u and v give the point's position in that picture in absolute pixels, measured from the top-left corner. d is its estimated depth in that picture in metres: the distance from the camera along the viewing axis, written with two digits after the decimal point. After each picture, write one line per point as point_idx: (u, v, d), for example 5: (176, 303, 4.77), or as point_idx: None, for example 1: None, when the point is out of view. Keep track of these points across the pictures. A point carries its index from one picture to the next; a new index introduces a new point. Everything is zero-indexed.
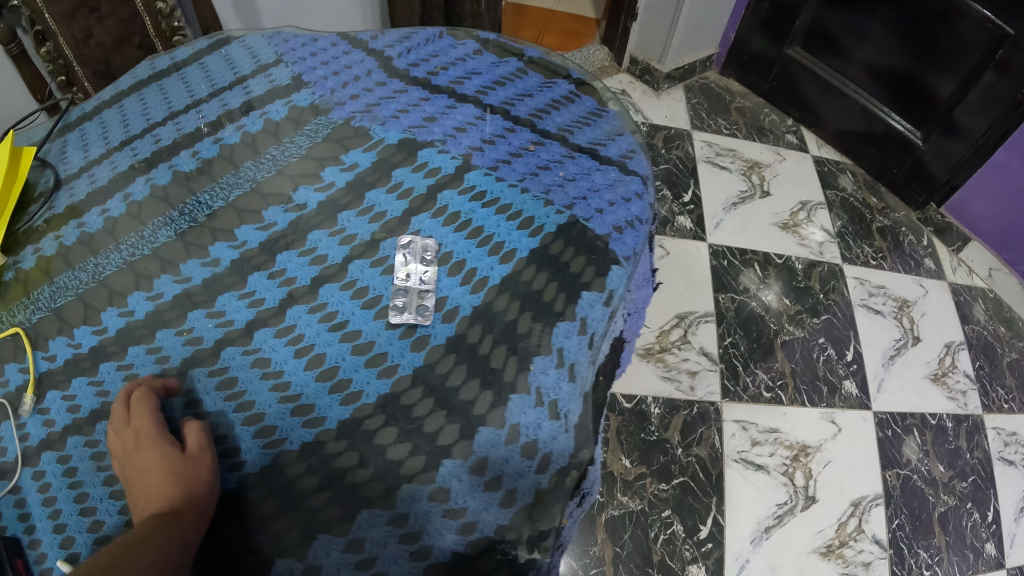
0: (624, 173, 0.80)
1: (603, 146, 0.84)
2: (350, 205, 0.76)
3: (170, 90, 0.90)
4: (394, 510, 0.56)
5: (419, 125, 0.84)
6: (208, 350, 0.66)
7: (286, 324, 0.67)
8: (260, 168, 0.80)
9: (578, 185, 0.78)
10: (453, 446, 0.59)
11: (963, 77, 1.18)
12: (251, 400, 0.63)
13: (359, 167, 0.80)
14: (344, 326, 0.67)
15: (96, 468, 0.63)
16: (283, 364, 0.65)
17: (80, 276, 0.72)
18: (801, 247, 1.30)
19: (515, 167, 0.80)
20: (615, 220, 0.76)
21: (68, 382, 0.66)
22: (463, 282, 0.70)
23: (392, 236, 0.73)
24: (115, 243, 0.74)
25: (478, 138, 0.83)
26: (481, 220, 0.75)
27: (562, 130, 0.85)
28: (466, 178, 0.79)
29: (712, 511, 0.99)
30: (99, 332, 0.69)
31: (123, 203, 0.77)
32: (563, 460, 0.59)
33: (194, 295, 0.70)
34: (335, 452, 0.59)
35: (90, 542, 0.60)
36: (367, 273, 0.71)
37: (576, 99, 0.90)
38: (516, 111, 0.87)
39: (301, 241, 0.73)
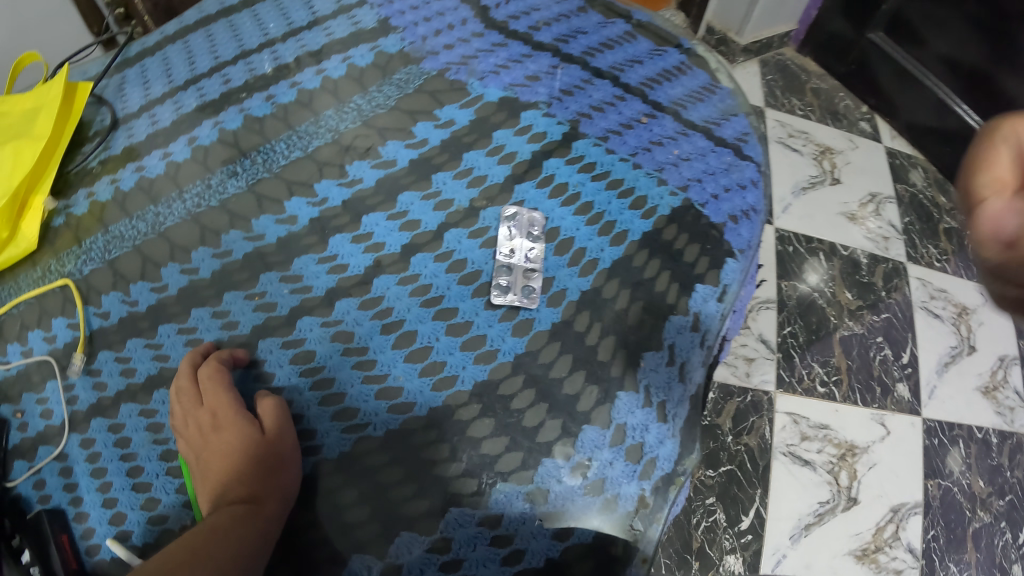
0: (740, 158, 0.75)
1: (717, 125, 0.78)
2: (444, 166, 0.71)
3: (240, 27, 0.83)
4: (486, 510, 0.52)
5: (521, 83, 0.78)
6: (282, 318, 0.62)
7: (373, 295, 0.62)
8: (343, 118, 0.74)
9: (693, 166, 0.73)
10: (554, 443, 0.55)
11: None
12: (329, 378, 0.58)
13: (457, 125, 0.74)
14: (437, 303, 0.62)
15: (152, 441, 0.58)
16: (367, 340, 0.60)
17: (138, 227, 0.67)
18: (867, 241, 1.26)
19: (627, 140, 0.75)
20: (731, 208, 0.71)
21: (123, 343, 0.61)
22: (571, 263, 0.65)
23: (493, 204, 0.69)
24: (178, 192, 0.69)
25: (586, 105, 0.78)
26: (590, 196, 0.70)
27: (674, 104, 0.80)
28: (574, 148, 0.74)
29: (755, 503, 0.98)
30: (157, 290, 0.64)
31: (187, 146, 0.72)
32: (667, 467, 0.56)
33: (268, 255, 0.65)
34: (423, 442, 0.55)
35: (144, 521, 0.56)
36: (465, 244, 0.66)
37: (688, 71, 0.84)
38: (626, 78, 0.82)
39: (390, 202, 0.68)
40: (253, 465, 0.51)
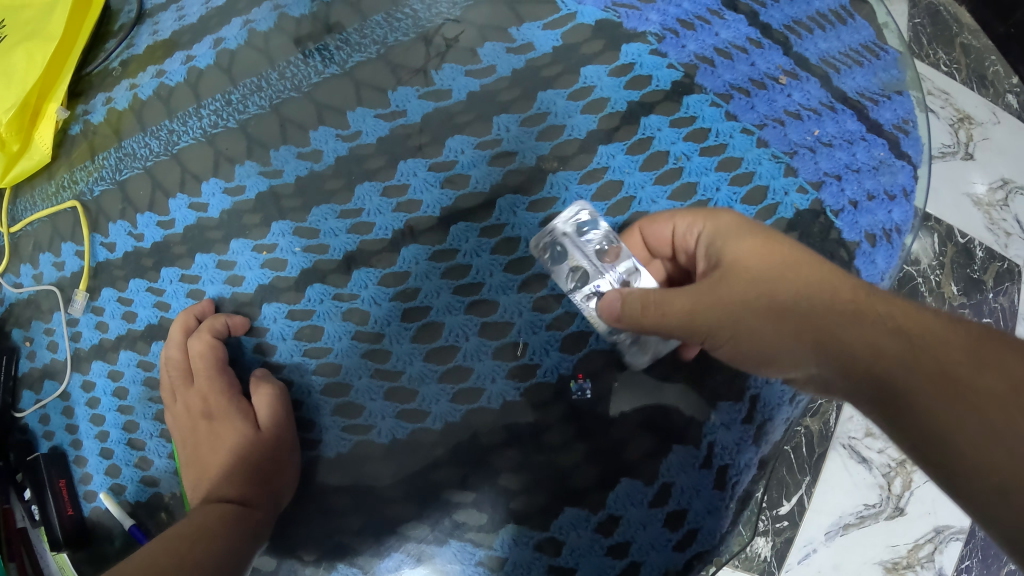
0: (894, 155, 0.57)
1: (874, 103, 0.58)
2: (512, 107, 0.57)
3: None
4: (490, 549, 0.49)
5: (628, 3, 0.59)
6: (291, 282, 0.55)
7: (398, 270, 0.54)
8: (394, 27, 0.60)
9: (834, 157, 0.56)
10: (586, 493, 0.49)
11: None
12: (336, 364, 0.53)
13: (534, 52, 0.58)
14: (473, 292, 0.54)
15: (148, 398, 0.55)
16: (383, 326, 0.53)
17: (151, 144, 0.59)
18: (988, 232, 0.77)
19: (754, 103, 0.57)
20: (870, 223, 0.55)
21: (126, 282, 0.57)
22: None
23: (566, 167, 0.56)
24: (197, 105, 0.60)
25: (710, 45, 0.58)
26: (695, 176, 0.56)
27: (823, 64, 0.58)
28: (685, 104, 0.57)
29: (802, 490, 0.65)
30: (164, 225, 0.57)
31: (213, 50, 0.61)
32: (708, 542, 0.50)
33: (283, 199, 0.57)
34: (433, 462, 0.51)
35: (137, 480, 0.54)
36: (523, 218, 0.55)
37: (849, 20, 0.60)
38: (767, 17, 0.59)
39: (435, 150, 0.57)
40: (247, 457, 0.48)
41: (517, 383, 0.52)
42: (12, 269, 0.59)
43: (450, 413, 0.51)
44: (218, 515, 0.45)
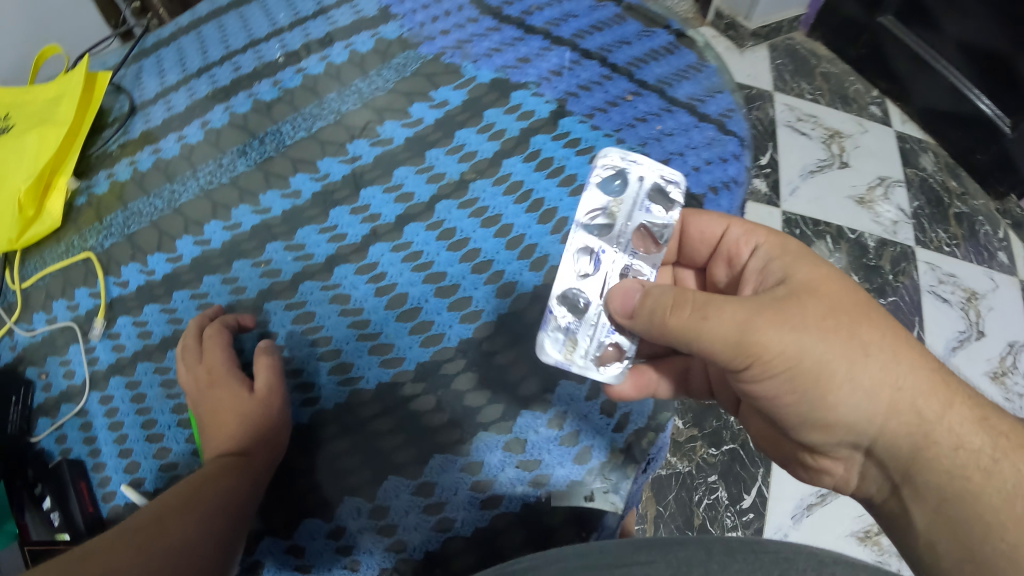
0: (723, 133, 0.73)
1: (702, 102, 0.75)
2: (439, 143, 0.69)
3: (229, 27, 0.78)
4: (467, 458, 0.56)
5: (512, 64, 0.73)
6: (286, 283, 0.64)
7: (368, 261, 0.64)
8: (345, 100, 0.71)
9: (675, 141, 0.71)
10: (533, 397, 0.58)
11: None
12: (328, 336, 0.62)
13: (449, 106, 0.70)
14: (428, 267, 0.63)
15: (165, 395, 0.62)
16: (362, 301, 0.62)
17: (155, 204, 0.68)
18: (874, 226, 1.03)
19: (612, 116, 0.72)
20: (711, 179, 0.69)
21: (141, 309, 0.65)
22: (554, 231, 0.64)
23: (483, 176, 0.67)
24: (192, 170, 0.69)
25: (574, 84, 0.73)
26: (575, 169, 0.67)
27: (660, 83, 0.76)
28: (561, 124, 0.70)
29: (757, 482, 0.96)
30: (173, 260, 0.66)
31: (201, 129, 0.71)
32: (640, 420, 0.60)
33: (274, 227, 0.66)
34: (412, 395, 0.59)
35: (156, 469, 0.59)
36: (455, 215, 0.66)
37: (675, 51, 0.79)
38: (613, 58, 0.76)
39: (387, 175, 0.67)
40: (253, 417, 0.55)
41: (479, 333, 0.61)
42: (24, 319, 0.65)
43: (430, 366, 0.59)
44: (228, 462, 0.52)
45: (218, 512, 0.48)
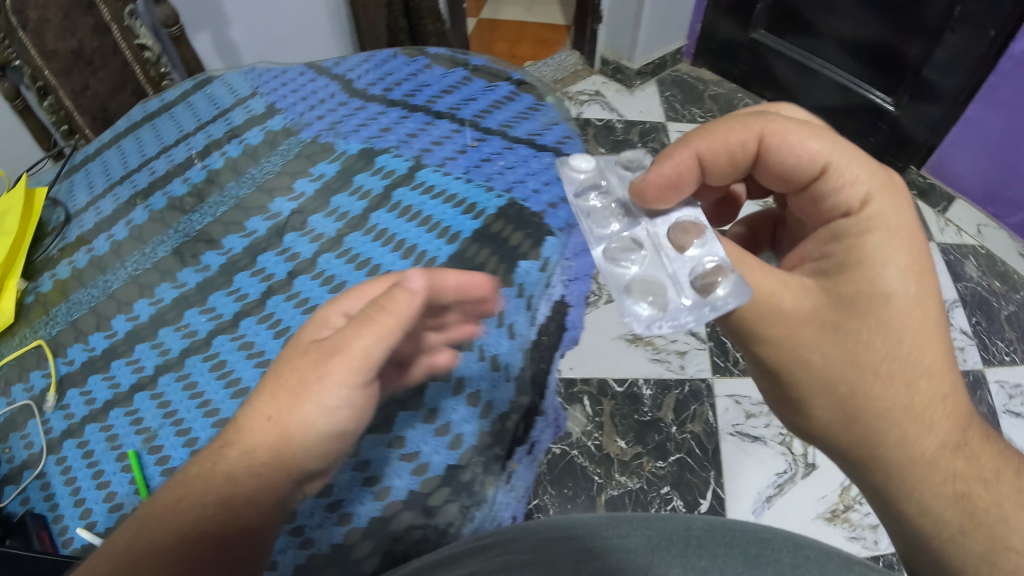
0: (559, 156, 0.75)
1: (540, 135, 0.77)
2: (316, 210, 0.76)
3: (144, 138, 0.88)
4: (358, 457, 0.54)
5: (376, 135, 0.80)
6: (202, 339, 0.68)
7: (266, 312, 0.69)
8: (242, 186, 0.80)
9: (516, 171, 0.74)
10: (408, 399, 0.57)
11: (926, 35, 1.13)
12: (237, 378, 0.65)
13: (326, 177, 0.78)
14: (312, 307, 0.68)
15: (110, 447, 0.62)
16: (263, 343, 0.67)
17: (92, 292, 0.75)
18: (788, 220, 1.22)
19: (459, 162, 0.76)
20: (550, 197, 0.71)
21: (85, 380, 0.68)
22: (406, 257, 0.69)
23: (354, 230, 0.73)
24: (121, 261, 0.77)
25: (428, 142, 0.78)
26: (428, 209, 0.72)
27: (504, 127, 0.79)
28: (417, 177, 0.75)
29: (711, 486, 0.96)
30: (109, 336, 0.71)
31: (126, 227, 0.80)
32: (505, 407, 0.60)
33: (191, 296, 0.72)
34: None
35: (107, 511, 0.59)
36: (334, 264, 0.71)
37: (516, 97, 0.82)
38: (462, 114, 0.81)
39: (277, 242, 0.74)
40: (286, 411, 0.45)
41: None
42: None
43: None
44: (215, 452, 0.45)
45: (181, 537, 0.41)
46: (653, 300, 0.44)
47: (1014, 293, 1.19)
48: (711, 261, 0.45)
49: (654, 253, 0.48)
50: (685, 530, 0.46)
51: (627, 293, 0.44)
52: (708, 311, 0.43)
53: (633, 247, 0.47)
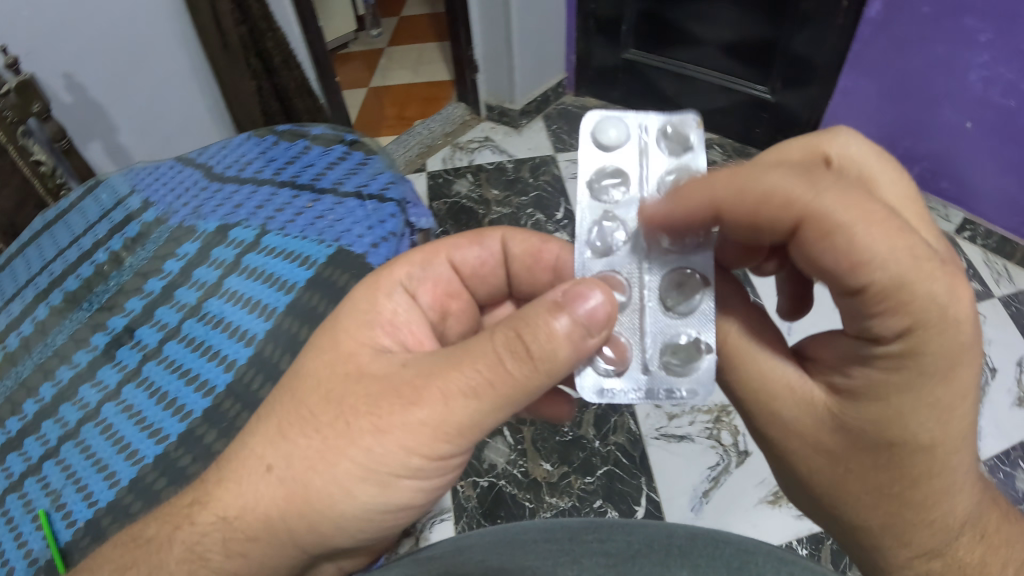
0: (381, 202, 0.83)
1: (366, 187, 0.85)
2: (181, 283, 0.77)
3: (48, 241, 0.86)
4: None
5: (230, 211, 0.83)
6: (93, 408, 0.70)
7: (142, 377, 0.71)
8: (123, 272, 0.80)
9: (343, 221, 0.80)
10: None
11: (789, 16, 1.34)
12: (122, 438, 0.67)
13: (189, 254, 0.79)
14: (185, 371, 0.71)
15: (26, 510, 0.64)
16: (143, 407, 0.69)
17: (5, 384, 0.74)
18: None
19: (298, 223, 0.81)
20: (372, 238, 0.79)
21: (4, 460, 0.69)
22: (259, 315, 0.73)
23: (213, 296, 0.75)
24: (29, 353, 0.76)
25: (273, 209, 0.82)
26: (274, 267, 0.76)
27: (336, 185, 0.86)
28: (264, 242, 0.79)
29: (645, 490, 1.01)
30: (21, 418, 0.71)
31: (31, 321, 0.78)
32: None
33: (86, 375, 0.73)
34: (212, 439, 0.66)
35: (26, 566, 0.61)
36: (199, 328, 0.73)
37: (347, 155, 0.90)
38: (301, 179, 0.87)
39: (151, 316, 0.76)
40: (299, 475, 0.50)
41: (245, 377, 0.69)
42: None
43: (220, 417, 0.67)
44: (192, 505, 0.53)
45: None
46: (619, 365, 0.55)
47: None
48: (684, 335, 0.56)
49: (638, 296, 0.57)
50: (665, 541, 0.57)
51: (604, 363, 0.55)
52: (658, 392, 0.55)
53: (619, 287, 0.57)
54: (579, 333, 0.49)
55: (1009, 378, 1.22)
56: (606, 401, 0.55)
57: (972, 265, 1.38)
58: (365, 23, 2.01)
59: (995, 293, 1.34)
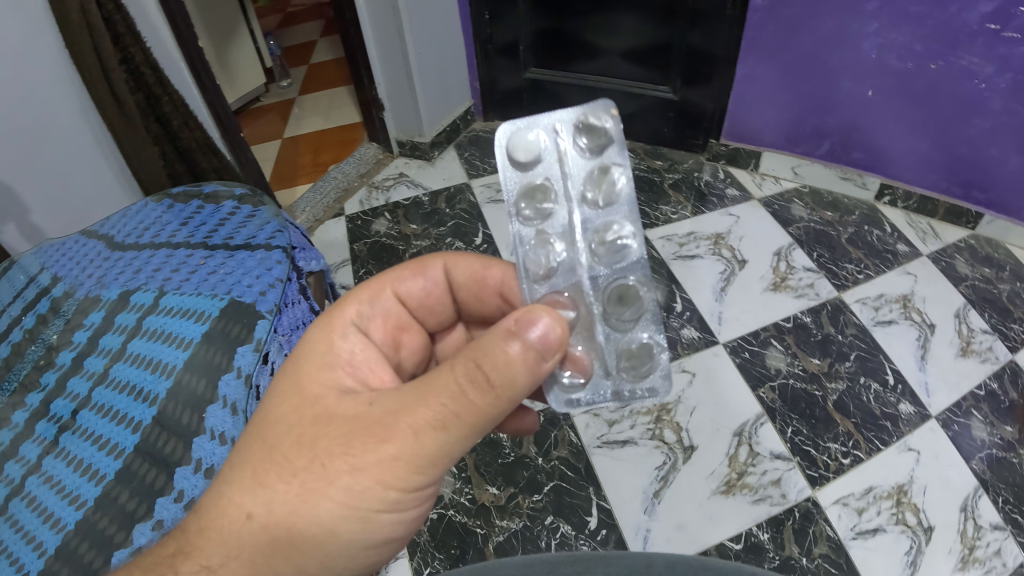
0: (267, 250, 0.81)
1: (255, 237, 0.84)
2: (89, 352, 0.76)
3: None
4: None
5: (132, 278, 0.82)
6: (17, 483, 0.68)
7: (60, 449, 0.69)
8: (36, 347, 0.79)
9: (233, 274, 0.79)
10: None
11: (680, 14, 1.39)
12: (48, 510, 0.65)
13: (95, 323, 0.79)
14: (99, 437, 0.69)
15: None
16: (63, 477, 0.67)
17: None
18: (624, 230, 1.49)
19: (193, 281, 0.79)
20: (259, 286, 0.77)
21: None
22: (161, 374, 0.71)
23: (119, 361, 0.74)
24: None
25: (171, 270, 0.82)
26: (174, 326, 0.75)
27: (228, 239, 0.86)
28: (164, 302, 0.78)
29: (594, 500, 1.05)
30: None
31: None
32: None
33: (9, 451, 0.71)
34: (129, 503, 0.64)
35: None
36: (107, 394, 0.72)
37: (238, 211, 0.90)
38: (195, 239, 0.86)
39: (63, 389, 0.74)
40: (280, 519, 0.49)
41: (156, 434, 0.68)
42: None
43: (136, 473, 0.66)
44: (175, 555, 0.50)
45: None
46: (581, 377, 0.57)
47: (844, 216, 1.50)
48: (637, 340, 0.58)
49: (586, 309, 0.59)
50: (643, 568, 0.54)
51: (565, 379, 0.57)
52: (623, 393, 0.58)
53: (565, 308, 0.59)
54: (535, 357, 0.48)
55: (949, 330, 1.30)
56: (575, 412, 0.57)
57: (897, 228, 1.47)
58: (276, 76, 2.09)
59: (922, 250, 1.43)
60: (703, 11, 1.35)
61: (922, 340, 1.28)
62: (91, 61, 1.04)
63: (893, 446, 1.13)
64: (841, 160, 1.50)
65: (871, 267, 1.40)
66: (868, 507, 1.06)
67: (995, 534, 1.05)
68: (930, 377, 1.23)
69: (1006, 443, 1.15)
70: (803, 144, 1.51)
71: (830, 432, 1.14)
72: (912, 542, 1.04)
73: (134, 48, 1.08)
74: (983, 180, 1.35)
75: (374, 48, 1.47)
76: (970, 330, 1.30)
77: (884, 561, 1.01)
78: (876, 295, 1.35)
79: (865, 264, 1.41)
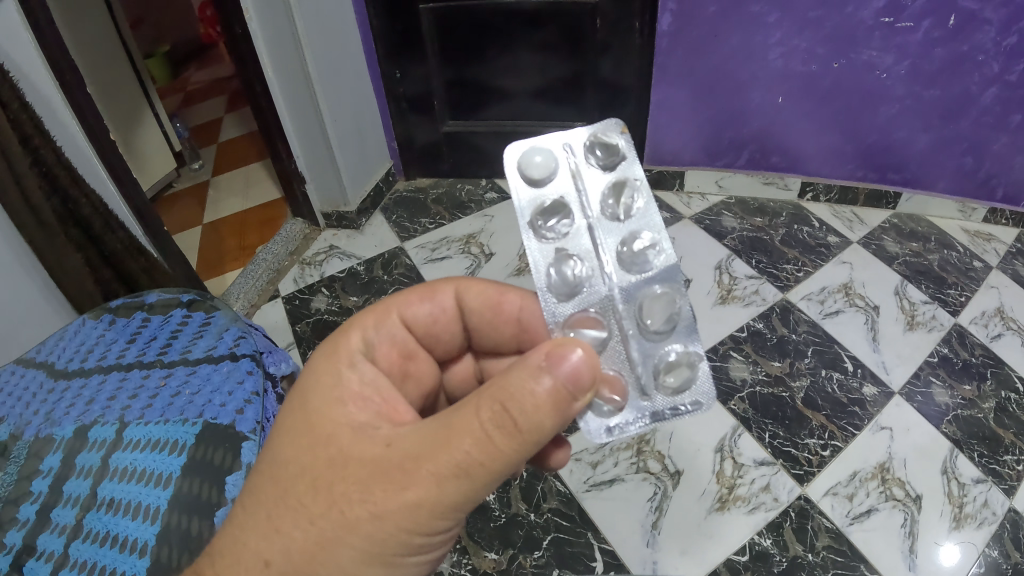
0: (234, 360, 0.81)
1: (215, 348, 0.83)
2: (54, 501, 0.71)
3: None
4: None
5: (87, 413, 0.78)
6: None
7: None
8: None
9: (201, 394, 0.77)
10: None
11: (589, 48, 1.42)
12: None
13: (53, 468, 0.74)
14: None
15: None
16: None
17: None
18: None
19: (156, 407, 0.77)
20: (235, 403, 0.76)
21: None
22: (145, 518, 0.68)
23: (94, 509, 0.70)
24: None
25: (128, 396, 0.79)
26: (150, 462, 0.72)
27: (184, 352, 0.84)
28: (128, 435, 0.75)
29: (595, 544, 1.05)
30: None
31: None
32: None
33: None
34: None
35: None
36: (89, 549, 0.67)
37: (188, 319, 0.88)
38: (149, 356, 0.84)
39: (33, 549, 0.68)
40: (300, 566, 0.49)
41: (162, 558, 0.66)
42: None
43: None
44: None
45: None
46: (616, 402, 0.58)
47: (772, 220, 1.55)
48: (673, 352, 0.59)
49: (615, 325, 0.61)
50: None
51: (603, 406, 0.58)
52: (661, 411, 0.59)
53: (597, 327, 0.60)
54: (563, 395, 0.49)
55: (893, 307, 1.35)
56: (617, 438, 0.57)
57: (825, 220, 1.53)
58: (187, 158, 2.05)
59: (853, 237, 1.49)
60: (612, 43, 1.39)
61: (870, 322, 1.32)
62: (6, 179, 1.01)
63: (866, 428, 1.16)
64: (760, 166, 1.56)
65: (809, 264, 1.44)
66: (857, 492, 1.08)
67: (978, 488, 1.09)
68: (885, 356, 1.27)
69: (967, 401, 1.19)
70: (722, 156, 1.55)
71: (805, 428, 1.16)
72: (905, 514, 1.06)
73: (44, 151, 1.05)
74: (896, 161, 1.44)
75: (289, 122, 1.46)
76: (911, 304, 1.35)
77: (883, 539, 1.03)
78: (818, 289, 1.39)
79: (802, 262, 1.45)
